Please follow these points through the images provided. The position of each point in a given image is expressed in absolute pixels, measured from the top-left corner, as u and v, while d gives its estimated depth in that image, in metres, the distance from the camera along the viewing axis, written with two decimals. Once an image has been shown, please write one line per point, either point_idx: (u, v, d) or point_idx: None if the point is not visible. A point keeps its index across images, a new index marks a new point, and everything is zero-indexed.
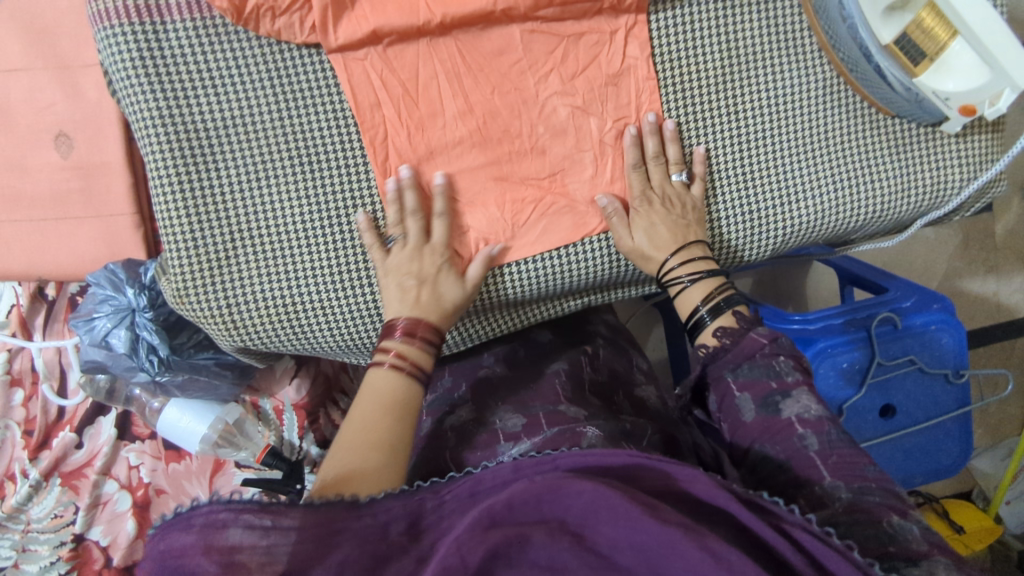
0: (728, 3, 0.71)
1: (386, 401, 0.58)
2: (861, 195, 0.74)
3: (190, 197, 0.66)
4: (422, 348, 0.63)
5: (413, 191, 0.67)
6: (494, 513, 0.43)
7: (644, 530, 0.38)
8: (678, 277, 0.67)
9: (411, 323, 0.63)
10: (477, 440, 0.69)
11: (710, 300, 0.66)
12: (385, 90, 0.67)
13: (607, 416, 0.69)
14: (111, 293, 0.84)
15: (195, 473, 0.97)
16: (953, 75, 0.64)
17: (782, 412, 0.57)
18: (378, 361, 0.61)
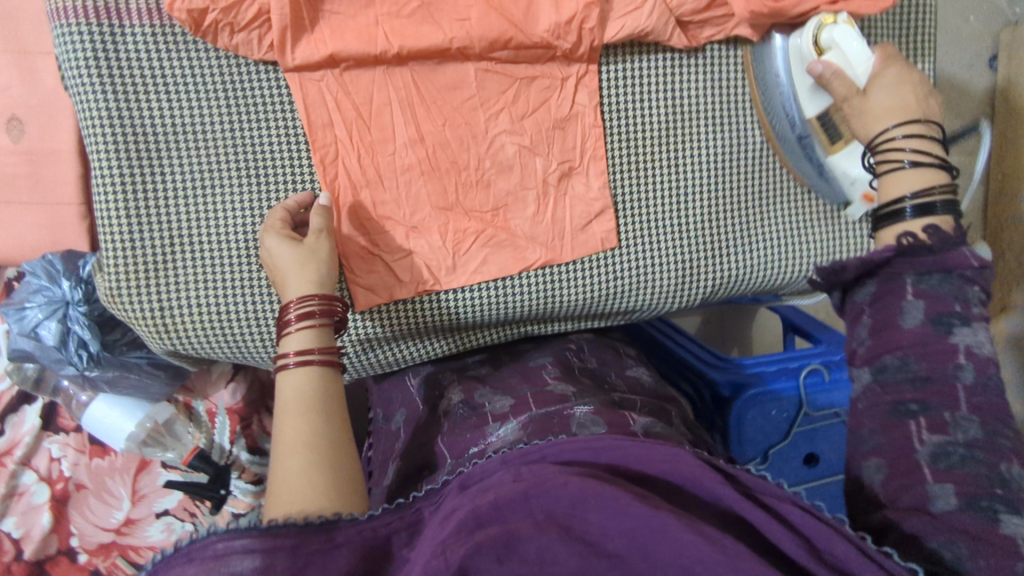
0: (676, 62, 0.75)
1: (305, 405, 0.56)
2: (776, 258, 0.81)
3: (131, 198, 0.66)
4: (321, 327, 0.61)
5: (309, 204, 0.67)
6: (480, 512, 0.42)
7: (637, 515, 0.39)
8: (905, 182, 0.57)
9: (301, 305, 0.61)
10: (466, 424, 0.68)
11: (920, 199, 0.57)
12: (337, 113, 0.69)
13: (596, 392, 0.69)
14: (45, 284, 0.84)
15: (119, 470, 0.97)
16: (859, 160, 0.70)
17: (953, 335, 0.51)
18: (282, 362, 0.59)
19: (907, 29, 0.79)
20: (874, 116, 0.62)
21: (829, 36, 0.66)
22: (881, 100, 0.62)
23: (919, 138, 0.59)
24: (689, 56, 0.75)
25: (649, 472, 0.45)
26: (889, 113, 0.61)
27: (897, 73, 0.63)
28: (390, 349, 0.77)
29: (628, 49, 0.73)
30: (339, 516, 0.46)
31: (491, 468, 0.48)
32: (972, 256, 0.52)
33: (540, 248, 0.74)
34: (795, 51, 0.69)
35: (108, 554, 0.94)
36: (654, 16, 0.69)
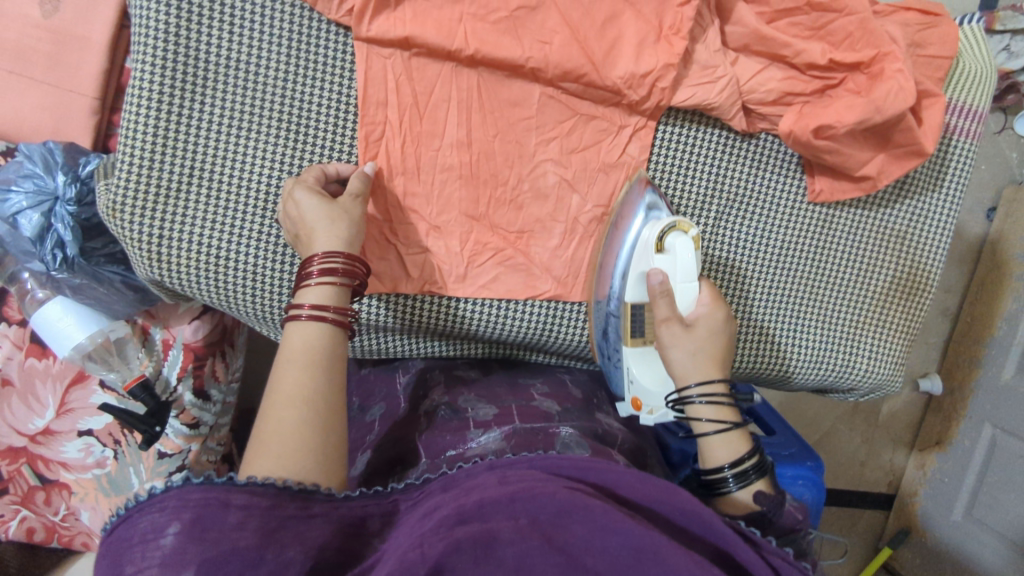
0: (728, 144, 0.75)
1: (306, 360, 0.54)
2: (778, 357, 0.80)
3: (163, 120, 0.65)
4: (340, 288, 0.59)
5: (360, 176, 0.65)
6: (465, 510, 0.44)
7: (624, 533, 0.41)
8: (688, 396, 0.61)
9: (325, 260, 0.59)
10: (445, 425, 0.67)
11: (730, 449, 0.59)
12: (395, 95, 0.68)
13: (580, 421, 0.69)
14: (39, 173, 0.79)
15: (52, 377, 0.93)
16: (645, 367, 0.68)
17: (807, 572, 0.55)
18: (294, 313, 0.57)
19: (942, 180, 0.80)
20: (690, 356, 0.61)
21: (674, 241, 0.64)
22: (690, 345, 0.61)
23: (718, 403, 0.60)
24: (743, 140, 0.75)
25: (638, 494, 0.47)
26: (687, 371, 0.62)
27: (720, 321, 0.62)
28: (374, 338, 0.76)
29: (689, 116, 0.74)
30: (316, 489, 0.48)
31: (478, 476, 0.49)
32: (794, 505, 0.57)
33: (551, 281, 0.75)
34: (645, 228, 0.67)
35: (15, 458, 0.94)
36: (724, 94, 0.70)
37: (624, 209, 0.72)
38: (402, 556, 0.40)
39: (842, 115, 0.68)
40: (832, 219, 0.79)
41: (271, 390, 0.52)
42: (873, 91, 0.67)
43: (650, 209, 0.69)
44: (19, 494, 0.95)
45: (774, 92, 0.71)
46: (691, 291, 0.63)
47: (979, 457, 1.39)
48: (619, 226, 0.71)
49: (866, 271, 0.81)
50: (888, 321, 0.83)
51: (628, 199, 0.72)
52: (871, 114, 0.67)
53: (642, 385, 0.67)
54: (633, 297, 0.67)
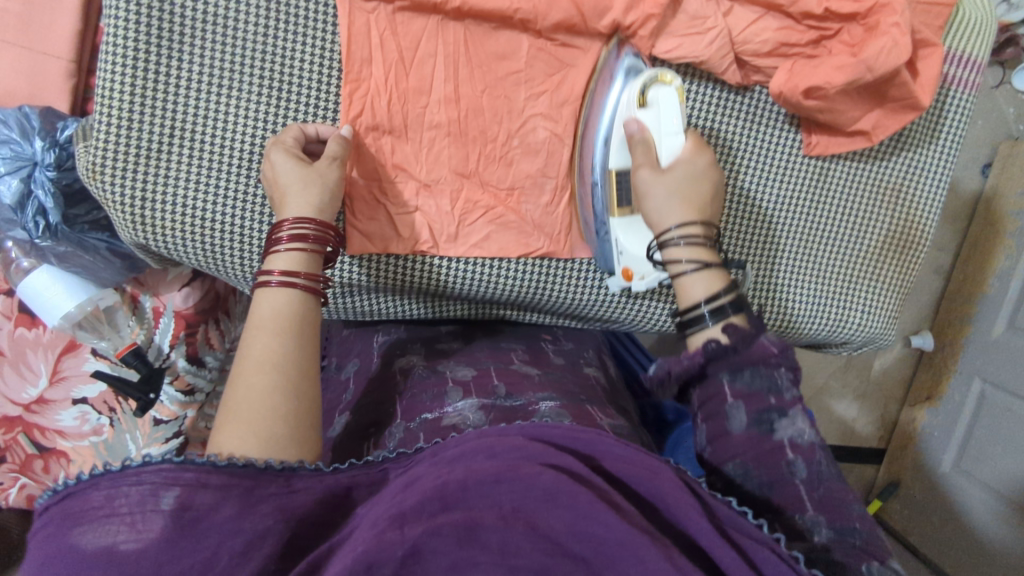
0: (721, 97, 0.73)
1: (280, 327, 0.54)
2: (772, 311, 0.80)
3: (140, 77, 0.63)
4: (313, 255, 0.59)
5: (341, 142, 0.63)
6: (446, 492, 0.42)
7: (605, 524, 0.39)
8: (671, 239, 0.60)
9: (296, 228, 0.58)
10: (427, 387, 0.67)
11: (715, 298, 0.57)
12: (380, 50, 0.66)
13: (561, 384, 0.70)
14: (15, 138, 0.77)
15: (43, 346, 0.92)
16: (631, 232, 0.67)
17: (774, 432, 0.50)
18: (264, 279, 0.56)
19: (940, 131, 0.78)
20: (669, 200, 0.61)
21: (657, 92, 0.63)
22: (671, 187, 0.61)
23: (698, 245, 0.59)
24: (738, 93, 0.74)
25: (627, 474, 0.45)
26: (669, 215, 0.61)
27: (700, 167, 0.62)
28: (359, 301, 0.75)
29: (682, 69, 0.71)
30: (300, 464, 0.47)
31: (467, 445, 0.47)
32: (770, 340, 0.54)
33: (545, 238, 0.74)
34: (624, 92, 0.65)
35: (10, 428, 0.93)
36: (713, 47, 0.68)
37: (604, 75, 0.68)
38: (378, 534, 0.40)
39: (832, 77, 0.66)
40: (829, 171, 0.77)
41: (243, 353, 0.52)
42: (864, 49, 0.65)
43: (634, 69, 0.66)
44: (15, 462, 0.95)
45: (769, 42, 0.68)
46: (673, 143, 0.62)
47: (969, 411, 1.41)
48: (598, 94, 0.68)
49: (860, 224, 0.80)
50: (881, 274, 0.83)
51: (607, 65, 0.69)
52: (862, 74, 0.65)
53: (630, 251, 0.67)
54: (616, 163, 0.66)
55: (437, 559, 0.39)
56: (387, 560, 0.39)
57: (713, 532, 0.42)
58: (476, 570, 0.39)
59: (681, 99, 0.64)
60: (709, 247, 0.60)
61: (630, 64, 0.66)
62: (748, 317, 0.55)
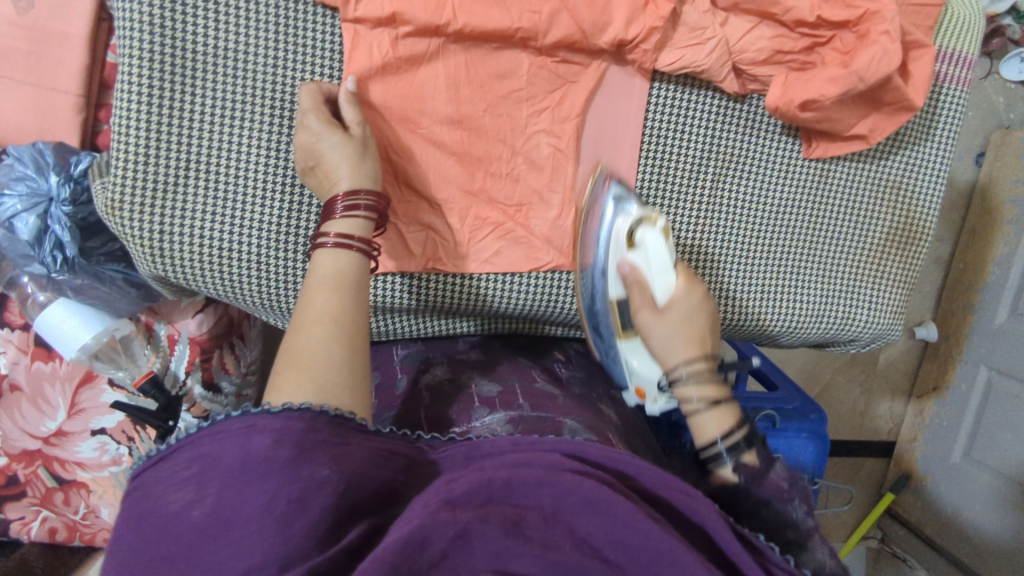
0: (720, 105, 0.75)
1: (336, 283, 0.57)
2: (780, 313, 0.81)
3: (155, 115, 0.64)
4: (365, 220, 0.61)
5: (354, 104, 0.64)
6: (493, 488, 0.43)
7: (642, 533, 0.40)
8: (676, 372, 0.60)
9: (349, 198, 0.60)
10: (453, 400, 0.69)
11: (728, 435, 0.56)
12: (378, 72, 0.66)
13: (585, 407, 0.71)
14: (31, 175, 0.77)
15: (61, 379, 0.94)
16: (640, 355, 0.67)
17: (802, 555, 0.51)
18: (320, 241, 0.59)
19: (935, 129, 0.80)
20: (669, 341, 0.61)
21: (644, 234, 0.64)
22: (679, 319, 0.61)
23: (709, 381, 0.58)
24: (736, 102, 0.75)
25: (658, 486, 0.46)
26: (674, 353, 0.60)
27: (695, 301, 0.61)
28: (381, 317, 0.77)
29: (680, 80, 0.73)
30: (352, 417, 0.49)
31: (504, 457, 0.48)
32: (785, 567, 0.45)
33: (554, 252, 0.75)
34: (617, 220, 0.68)
35: (31, 461, 0.96)
36: (713, 55, 0.69)
37: (592, 211, 0.71)
38: (433, 513, 0.40)
39: (826, 88, 0.67)
40: (829, 172, 0.79)
41: (304, 308, 0.55)
42: (856, 59, 0.66)
43: (620, 202, 0.69)
44: (37, 495, 0.98)
45: (765, 51, 0.70)
46: (665, 280, 0.62)
47: (976, 400, 1.42)
48: (591, 219, 0.71)
49: (862, 223, 0.81)
50: (885, 271, 0.84)
51: (595, 193, 0.72)
52: (855, 84, 0.66)
53: (642, 372, 0.67)
54: (614, 293, 0.67)
55: (484, 545, 0.39)
56: (440, 540, 0.39)
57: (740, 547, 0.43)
58: (519, 562, 0.39)
59: (667, 238, 0.64)
60: (721, 381, 0.59)
61: (614, 202, 0.69)
62: (757, 453, 0.56)
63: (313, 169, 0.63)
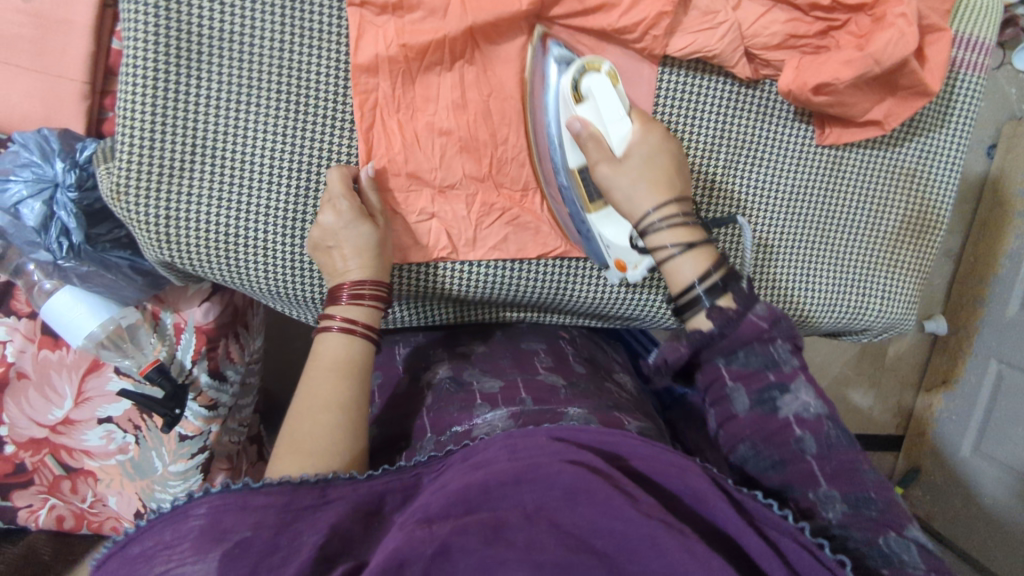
0: (732, 91, 0.74)
1: (341, 369, 0.60)
2: (792, 301, 0.80)
3: (160, 97, 0.64)
4: (372, 308, 0.64)
5: (374, 191, 0.68)
6: (470, 493, 0.44)
7: (625, 519, 0.39)
8: (652, 223, 0.59)
9: (356, 286, 0.64)
10: (454, 400, 0.69)
11: (705, 276, 0.55)
12: (389, 62, 0.67)
13: (589, 396, 0.69)
14: (36, 160, 0.77)
15: (67, 367, 0.95)
16: (613, 223, 0.67)
17: (779, 411, 0.51)
18: (326, 324, 0.63)
19: (952, 116, 0.78)
20: (635, 187, 0.60)
21: (590, 83, 0.63)
22: (644, 173, 0.61)
23: (681, 228, 0.58)
24: (748, 88, 0.74)
25: (650, 470, 0.46)
26: (644, 199, 0.60)
27: (652, 145, 0.62)
28: (392, 306, 0.76)
29: (692, 65, 0.72)
30: (335, 475, 0.50)
31: (491, 454, 0.48)
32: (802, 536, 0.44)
33: (562, 238, 0.75)
34: (562, 77, 0.65)
35: (38, 449, 0.97)
36: (725, 41, 0.68)
37: (536, 77, 0.69)
38: (411, 533, 0.41)
39: (840, 71, 0.66)
40: (843, 159, 0.78)
41: (306, 393, 0.58)
42: (871, 43, 0.65)
43: (564, 63, 0.66)
44: (44, 483, 0.99)
45: (778, 35, 0.68)
46: (620, 129, 0.62)
47: (986, 392, 1.40)
48: (536, 91, 0.69)
49: (876, 212, 0.80)
50: (899, 261, 0.83)
51: (535, 63, 0.69)
52: (870, 67, 0.65)
53: (617, 242, 0.67)
54: (575, 162, 0.66)
55: (465, 558, 0.39)
56: (418, 557, 0.39)
57: (736, 518, 0.42)
58: (503, 568, 0.38)
59: (616, 85, 0.64)
60: (692, 225, 0.59)
61: (556, 66, 0.66)
62: (733, 295, 0.54)
63: (328, 248, 0.65)
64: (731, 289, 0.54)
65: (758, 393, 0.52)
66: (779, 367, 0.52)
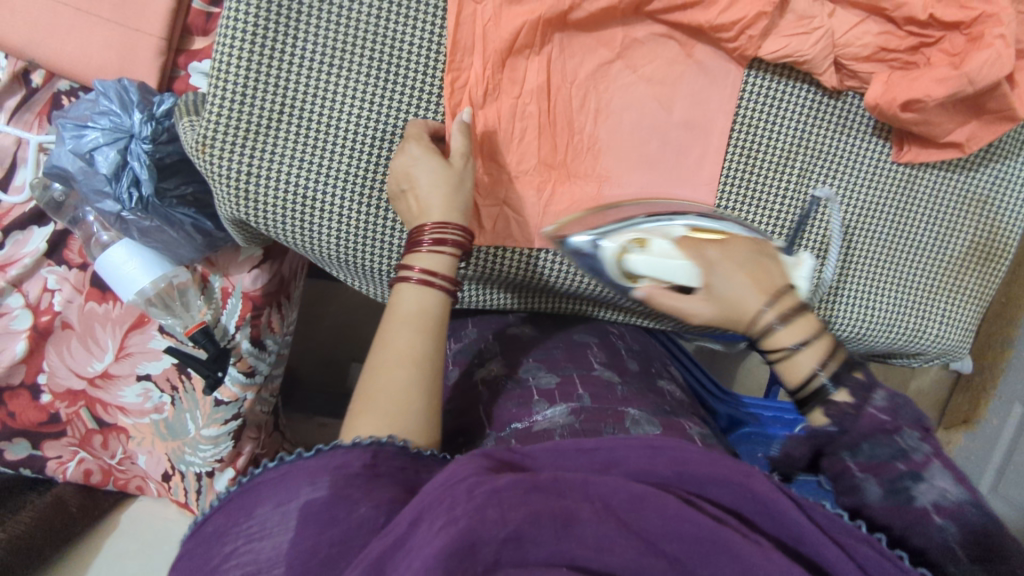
0: (815, 100, 0.73)
1: (414, 325, 0.58)
2: (850, 316, 0.80)
3: (255, 54, 0.64)
4: (450, 256, 0.61)
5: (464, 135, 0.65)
6: (541, 481, 0.43)
7: (697, 521, 0.40)
8: (781, 344, 0.50)
9: (438, 230, 0.61)
10: (510, 395, 0.69)
11: (832, 360, 0.49)
12: (482, 40, 0.66)
13: (645, 396, 0.70)
14: (115, 110, 0.79)
15: (112, 321, 0.95)
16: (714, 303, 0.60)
17: (914, 501, 0.45)
18: (404, 274, 0.60)
19: None
20: (736, 299, 0.53)
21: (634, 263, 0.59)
22: (726, 266, 0.54)
23: (797, 319, 0.50)
24: (831, 98, 0.74)
25: (709, 469, 0.45)
26: (744, 300, 0.52)
27: (711, 256, 0.54)
28: (478, 287, 0.77)
29: (779, 69, 0.72)
30: (389, 440, 0.51)
31: (543, 451, 0.49)
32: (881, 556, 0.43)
33: None
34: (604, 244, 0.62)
35: (74, 401, 0.97)
36: (818, 47, 0.67)
37: (569, 251, 0.67)
38: (479, 509, 0.40)
39: (932, 89, 0.65)
40: (917, 179, 0.77)
41: (383, 345, 0.57)
42: (967, 61, 0.64)
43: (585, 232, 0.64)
44: (77, 435, 0.98)
45: (870, 46, 0.68)
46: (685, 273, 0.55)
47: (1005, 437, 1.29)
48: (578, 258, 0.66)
49: (944, 235, 0.80)
50: (961, 287, 0.82)
51: (562, 241, 0.67)
52: (964, 87, 0.64)
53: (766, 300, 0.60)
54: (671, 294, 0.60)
55: (539, 548, 0.40)
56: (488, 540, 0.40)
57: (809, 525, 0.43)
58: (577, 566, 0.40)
59: (648, 242, 0.59)
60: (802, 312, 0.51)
61: (588, 238, 0.64)
62: (850, 389, 0.49)
63: (403, 192, 0.64)
64: (846, 383, 0.49)
65: (890, 483, 0.46)
66: (909, 455, 0.46)
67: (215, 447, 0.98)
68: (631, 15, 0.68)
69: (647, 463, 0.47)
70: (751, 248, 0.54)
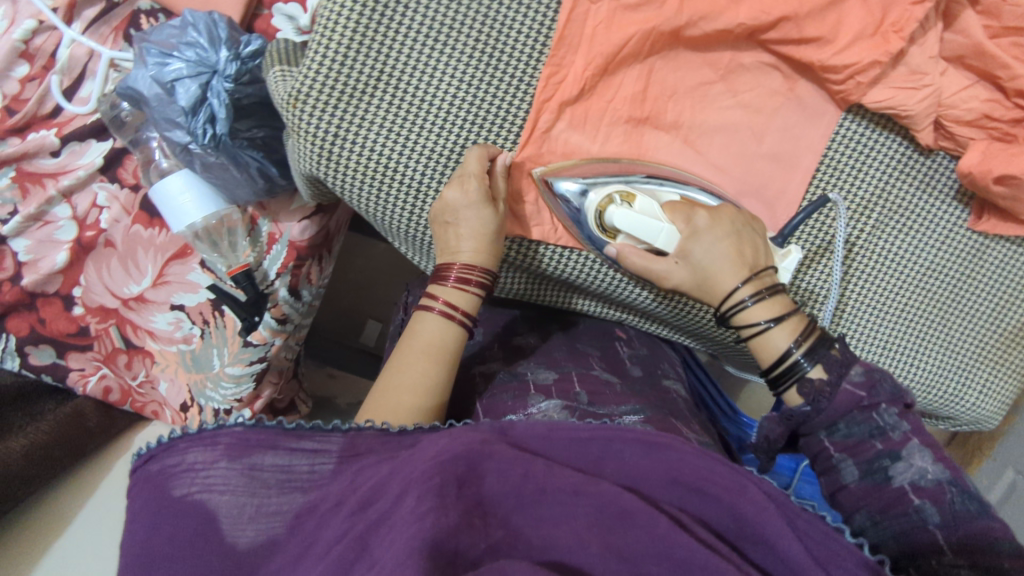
0: (904, 155, 0.72)
1: (432, 355, 0.61)
2: (891, 372, 0.80)
3: (365, 17, 0.63)
4: (474, 297, 0.64)
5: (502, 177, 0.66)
6: (522, 485, 0.42)
7: (686, 544, 0.39)
8: (740, 299, 0.58)
9: (464, 272, 0.63)
10: (508, 389, 0.69)
11: (800, 342, 0.56)
12: (591, 41, 0.65)
13: (644, 395, 0.70)
14: (202, 44, 0.77)
15: (154, 247, 0.94)
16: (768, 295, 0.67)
17: (893, 480, 0.51)
18: (428, 304, 0.63)
19: None
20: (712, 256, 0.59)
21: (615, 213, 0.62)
22: (709, 235, 0.60)
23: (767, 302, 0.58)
24: (921, 156, 0.73)
25: (703, 481, 0.44)
26: (723, 272, 0.59)
27: (702, 227, 0.60)
28: (518, 278, 0.78)
29: (876, 118, 0.71)
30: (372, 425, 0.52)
31: (535, 431, 0.47)
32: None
33: None
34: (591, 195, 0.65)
35: (106, 318, 0.95)
36: (924, 103, 0.66)
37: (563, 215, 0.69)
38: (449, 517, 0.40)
39: None
40: (988, 250, 0.77)
41: (397, 368, 0.60)
42: None
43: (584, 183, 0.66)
44: (102, 352, 0.95)
45: (974, 112, 0.67)
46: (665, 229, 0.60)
47: None
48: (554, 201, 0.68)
49: (1005, 309, 0.79)
50: (1009, 362, 0.82)
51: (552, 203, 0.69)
52: None
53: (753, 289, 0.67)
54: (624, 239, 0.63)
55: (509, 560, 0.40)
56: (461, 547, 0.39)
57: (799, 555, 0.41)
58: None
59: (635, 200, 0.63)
60: (777, 296, 0.58)
61: (578, 192, 0.66)
62: (825, 367, 0.55)
63: (445, 224, 0.65)
64: (823, 360, 0.55)
65: (867, 463, 0.52)
66: (887, 434, 0.52)
67: (236, 386, 0.96)
68: (744, 41, 0.67)
69: (643, 467, 0.45)
70: (736, 222, 0.62)
